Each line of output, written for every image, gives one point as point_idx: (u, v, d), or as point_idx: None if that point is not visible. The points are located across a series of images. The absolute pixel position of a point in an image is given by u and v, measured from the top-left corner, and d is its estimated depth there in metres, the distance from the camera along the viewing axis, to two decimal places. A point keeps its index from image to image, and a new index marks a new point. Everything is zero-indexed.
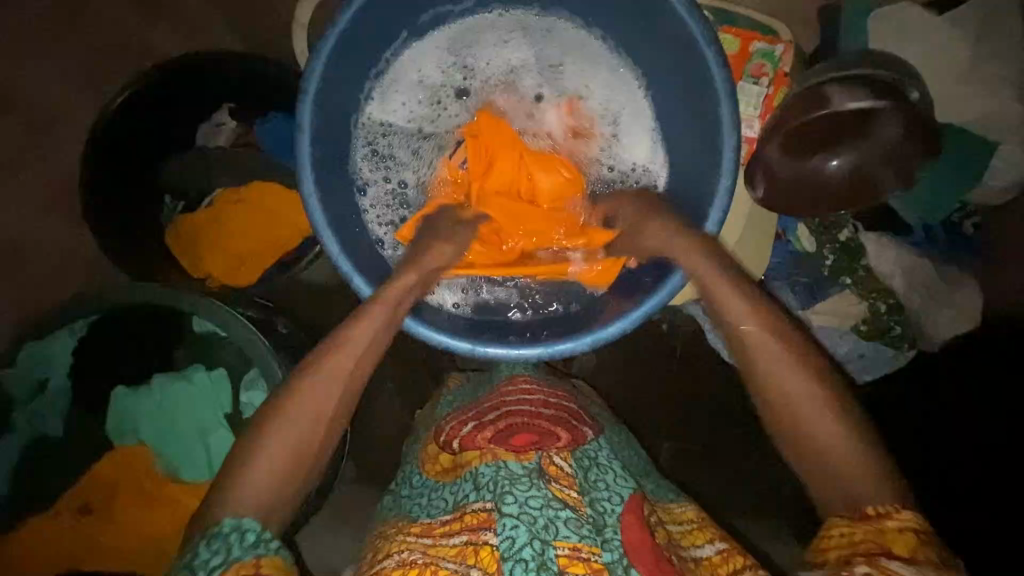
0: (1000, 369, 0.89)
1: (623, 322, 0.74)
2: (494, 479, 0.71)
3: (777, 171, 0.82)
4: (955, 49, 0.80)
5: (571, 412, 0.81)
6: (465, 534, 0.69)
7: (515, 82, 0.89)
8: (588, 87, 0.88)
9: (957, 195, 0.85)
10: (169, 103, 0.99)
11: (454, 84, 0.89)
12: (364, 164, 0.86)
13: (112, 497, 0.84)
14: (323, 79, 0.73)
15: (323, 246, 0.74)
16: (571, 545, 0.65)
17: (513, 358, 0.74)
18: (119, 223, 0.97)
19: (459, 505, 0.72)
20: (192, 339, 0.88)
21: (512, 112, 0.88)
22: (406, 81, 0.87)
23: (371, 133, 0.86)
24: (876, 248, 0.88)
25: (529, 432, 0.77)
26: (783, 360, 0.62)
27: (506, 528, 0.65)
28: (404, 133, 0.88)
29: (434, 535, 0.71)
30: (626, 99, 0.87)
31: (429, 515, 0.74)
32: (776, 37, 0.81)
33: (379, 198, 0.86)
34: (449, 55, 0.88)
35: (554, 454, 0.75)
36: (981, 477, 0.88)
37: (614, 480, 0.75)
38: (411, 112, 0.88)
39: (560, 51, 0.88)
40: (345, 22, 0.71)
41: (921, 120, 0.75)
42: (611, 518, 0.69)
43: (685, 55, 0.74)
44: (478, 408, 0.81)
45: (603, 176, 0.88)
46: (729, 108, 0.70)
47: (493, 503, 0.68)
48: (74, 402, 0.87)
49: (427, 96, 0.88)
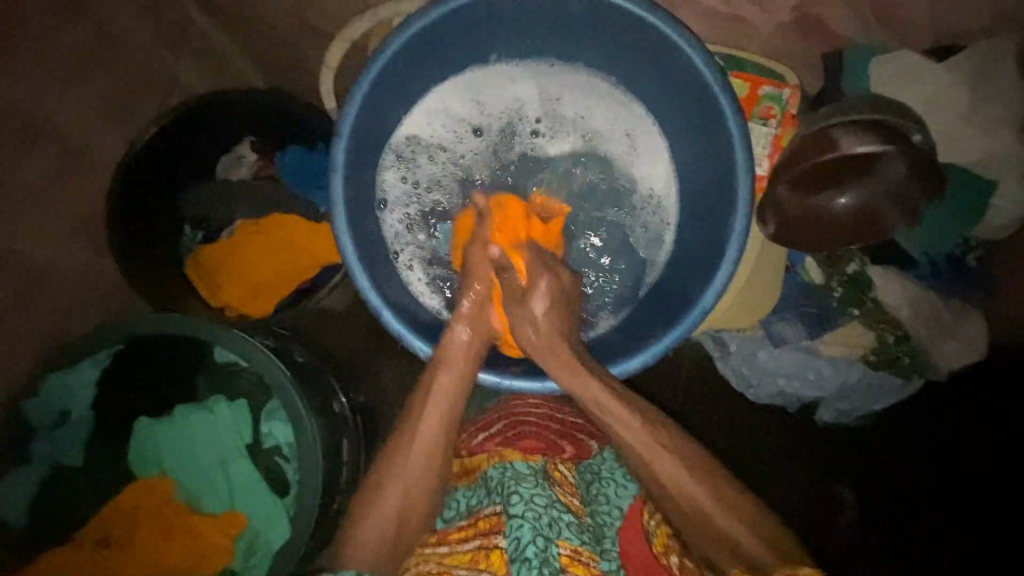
0: (1000, 392, 0.95)
1: (646, 355, 0.78)
2: (500, 479, 0.70)
3: (786, 209, 0.86)
4: (955, 91, 0.84)
5: (579, 427, 0.83)
6: (478, 538, 0.68)
7: (527, 119, 0.93)
8: (608, 118, 0.92)
9: (960, 230, 0.87)
10: (190, 137, 1.01)
11: (478, 119, 0.93)
12: (389, 185, 0.91)
13: (132, 531, 0.84)
14: (356, 120, 0.77)
15: (353, 279, 0.77)
16: (572, 548, 0.65)
17: (540, 391, 0.79)
18: (141, 254, 0.99)
19: (472, 511, 0.71)
20: (213, 371, 0.89)
21: (525, 143, 0.93)
22: (439, 108, 0.91)
23: (400, 155, 0.91)
24: (884, 280, 0.90)
25: (535, 438, 0.77)
26: (638, 430, 0.71)
27: (514, 529, 0.65)
28: (432, 155, 0.92)
29: (450, 541, 0.69)
30: (639, 128, 0.92)
31: (444, 521, 0.73)
32: (783, 82, 0.85)
33: (399, 210, 0.91)
34: (474, 92, 0.92)
35: (558, 462, 0.76)
36: (991, 501, 0.96)
37: (615, 492, 0.73)
38: (439, 137, 0.92)
39: (575, 87, 0.92)
40: (378, 69, 0.76)
41: (924, 161, 0.80)
42: (610, 531, 0.69)
43: (701, 100, 0.78)
44: (487, 420, 0.83)
45: (614, 203, 0.93)
46: (744, 152, 0.74)
47: (502, 505, 0.68)
48: (94, 432, 0.88)
49: (453, 127, 0.92)
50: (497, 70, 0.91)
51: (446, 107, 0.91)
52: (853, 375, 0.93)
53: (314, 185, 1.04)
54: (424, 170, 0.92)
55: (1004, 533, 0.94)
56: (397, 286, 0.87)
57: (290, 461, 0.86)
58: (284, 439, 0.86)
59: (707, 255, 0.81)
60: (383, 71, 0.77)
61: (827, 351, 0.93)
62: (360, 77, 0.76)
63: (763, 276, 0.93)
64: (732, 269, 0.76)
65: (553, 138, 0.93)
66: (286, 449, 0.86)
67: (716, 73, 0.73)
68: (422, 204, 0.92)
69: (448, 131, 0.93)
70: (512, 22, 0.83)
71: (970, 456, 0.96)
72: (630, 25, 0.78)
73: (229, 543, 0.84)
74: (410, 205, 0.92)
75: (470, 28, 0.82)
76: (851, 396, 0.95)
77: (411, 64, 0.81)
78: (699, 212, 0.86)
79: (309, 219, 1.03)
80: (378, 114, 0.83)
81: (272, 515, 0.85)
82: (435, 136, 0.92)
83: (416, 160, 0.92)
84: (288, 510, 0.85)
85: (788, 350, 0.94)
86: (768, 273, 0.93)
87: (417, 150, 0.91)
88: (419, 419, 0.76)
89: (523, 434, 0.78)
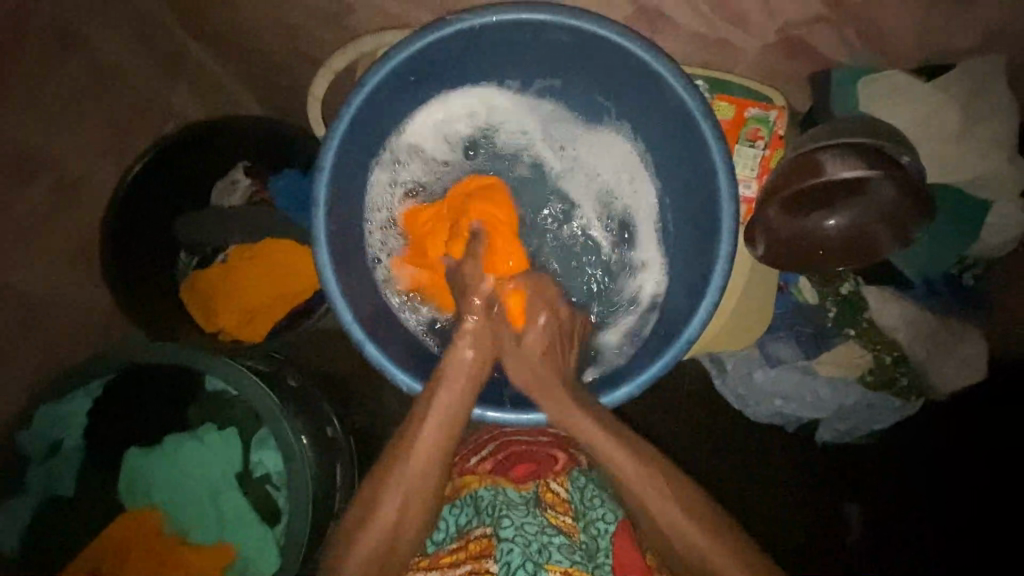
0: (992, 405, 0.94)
1: (632, 386, 0.78)
2: (493, 503, 0.72)
3: (775, 230, 0.85)
4: (947, 113, 0.82)
5: (568, 439, 0.83)
6: (467, 563, 0.71)
7: (515, 137, 0.96)
8: (587, 159, 0.95)
9: (956, 252, 0.86)
10: (184, 169, 1.03)
11: (473, 134, 0.95)
12: (377, 195, 0.90)
13: (122, 561, 0.84)
14: (337, 152, 0.78)
15: (335, 312, 0.78)
16: (563, 569, 0.68)
17: (524, 423, 0.77)
18: (138, 285, 1.00)
19: (463, 531, 0.74)
20: (204, 399, 0.90)
21: (509, 156, 0.97)
22: (434, 121, 0.91)
23: (392, 165, 0.91)
24: (878, 304, 0.89)
25: (527, 460, 0.78)
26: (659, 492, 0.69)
27: (503, 553, 0.68)
28: (411, 193, 0.93)
29: (441, 566, 0.72)
30: (619, 169, 0.93)
31: (435, 543, 0.75)
32: (770, 103, 0.84)
33: (383, 221, 0.91)
34: (469, 108, 0.92)
35: (551, 480, 0.77)
36: (980, 518, 0.96)
37: (608, 499, 0.75)
38: (431, 149, 0.93)
39: (571, 107, 0.92)
40: (357, 104, 0.76)
41: (914, 184, 0.77)
42: (604, 541, 0.71)
43: (685, 125, 0.78)
44: (478, 442, 0.84)
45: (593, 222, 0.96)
46: (726, 179, 0.75)
47: (492, 528, 0.71)
48: (87, 462, 0.88)
49: (445, 140, 0.93)
50: (483, 110, 0.93)
51: (427, 146, 0.93)
52: (851, 397, 0.93)
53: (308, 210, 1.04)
54: (413, 176, 0.93)
55: (991, 544, 0.94)
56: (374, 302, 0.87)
57: (280, 489, 0.86)
58: (274, 466, 0.86)
59: (694, 280, 0.82)
60: (362, 105, 0.77)
61: (822, 371, 0.93)
62: (338, 115, 0.76)
63: (759, 297, 0.92)
64: (717, 297, 0.76)
65: (542, 157, 0.97)
66: (277, 476, 0.86)
67: (697, 99, 0.73)
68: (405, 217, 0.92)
69: (441, 142, 0.93)
70: (497, 54, 0.83)
71: (954, 468, 0.97)
72: (610, 55, 0.78)
73: (221, 572, 0.84)
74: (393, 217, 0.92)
75: (451, 57, 0.81)
76: (850, 416, 0.95)
77: (393, 96, 0.82)
78: (685, 237, 0.86)
79: (302, 245, 1.03)
80: (361, 144, 0.83)
81: (262, 547, 0.84)
82: (415, 174, 0.93)
83: (406, 164, 0.92)
84: (279, 539, 0.85)
85: (783, 371, 0.94)
86: (763, 295, 0.92)
87: (409, 156, 0.92)
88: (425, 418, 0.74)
89: (515, 455, 0.79)
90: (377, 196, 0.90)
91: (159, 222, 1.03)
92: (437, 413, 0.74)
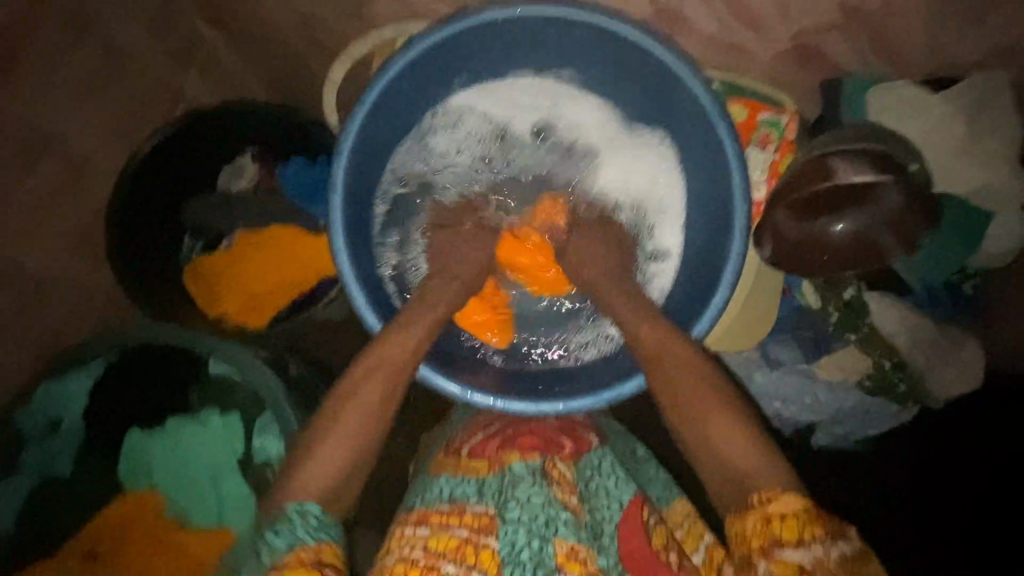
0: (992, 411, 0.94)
1: (640, 379, 0.80)
2: (499, 486, 0.71)
3: (783, 234, 0.86)
4: (953, 125, 0.84)
5: (576, 423, 0.82)
6: (464, 529, 0.67)
7: (548, 131, 0.95)
8: (615, 160, 0.94)
9: (956, 261, 0.88)
10: (192, 152, 1.02)
11: (507, 121, 0.94)
12: (400, 157, 0.91)
13: (119, 544, 0.83)
14: (357, 138, 0.78)
15: (348, 295, 0.78)
16: (569, 546, 0.66)
17: (538, 413, 0.80)
18: (142, 269, 0.99)
19: (456, 499, 0.70)
20: (207, 381, 0.89)
21: (538, 152, 0.96)
22: (472, 99, 0.91)
23: (422, 133, 0.91)
24: (878, 307, 0.91)
25: (533, 437, 0.77)
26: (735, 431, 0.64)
27: (507, 533, 0.67)
28: (433, 164, 0.94)
29: (431, 523, 0.68)
30: (649, 166, 0.92)
31: (424, 501, 0.71)
32: (781, 108, 0.86)
33: (398, 183, 0.92)
34: (511, 95, 0.92)
35: (557, 459, 0.74)
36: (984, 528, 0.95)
37: (615, 485, 0.73)
38: (465, 126, 0.93)
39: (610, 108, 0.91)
40: (381, 87, 0.77)
41: (920, 191, 0.80)
42: (610, 527, 0.70)
43: (702, 127, 0.79)
44: (486, 423, 0.81)
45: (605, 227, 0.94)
46: (741, 180, 0.76)
47: (496, 509, 0.69)
48: (85, 443, 0.87)
49: (481, 122, 0.93)
50: (521, 97, 0.92)
51: (462, 123, 0.93)
52: (850, 401, 0.94)
53: (316, 197, 1.03)
54: (440, 147, 0.93)
55: (980, 548, 0.91)
56: (377, 274, 0.87)
57: (282, 477, 0.85)
58: (275, 453, 0.85)
59: (706, 277, 0.83)
60: (385, 88, 0.77)
61: (822, 374, 0.94)
62: (360, 101, 0.77)
63: (767, 301, 0.93)
64: (727, 292, 0.78)
65: (569, 152, 0.96)
66: (275, 462, 0.85)
67: (716, 104, 0.75)
68: (424, 182, 0.94)
69: (476, 122, 0.93)
70: (522, 49, 0.84)
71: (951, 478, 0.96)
72: (639, 59, 0.79)
73: (217, 559, 0.84)
74: (413, 182, 0.94)
75: (483, 46, 0.82)
76: (847, 421, 0.96)
77: (416, 81, 0.82)
78: (697, 234, 0.88)
79: (312, 235, 1.03)
80: (387, 125, 0.84)
81: None
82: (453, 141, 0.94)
83: (437, 134, 0.92)
84: None
85: (784, 374, 0.95)
86: (769, 298, 0.94)
87: (442, 127, 0.92)
88: (372, 355, 0.73)
89: (521, 432, 0.78)
90: (401, 157, 0.91)
91: (168, 205, 1.03)
92: (392, 352, 0.73)
